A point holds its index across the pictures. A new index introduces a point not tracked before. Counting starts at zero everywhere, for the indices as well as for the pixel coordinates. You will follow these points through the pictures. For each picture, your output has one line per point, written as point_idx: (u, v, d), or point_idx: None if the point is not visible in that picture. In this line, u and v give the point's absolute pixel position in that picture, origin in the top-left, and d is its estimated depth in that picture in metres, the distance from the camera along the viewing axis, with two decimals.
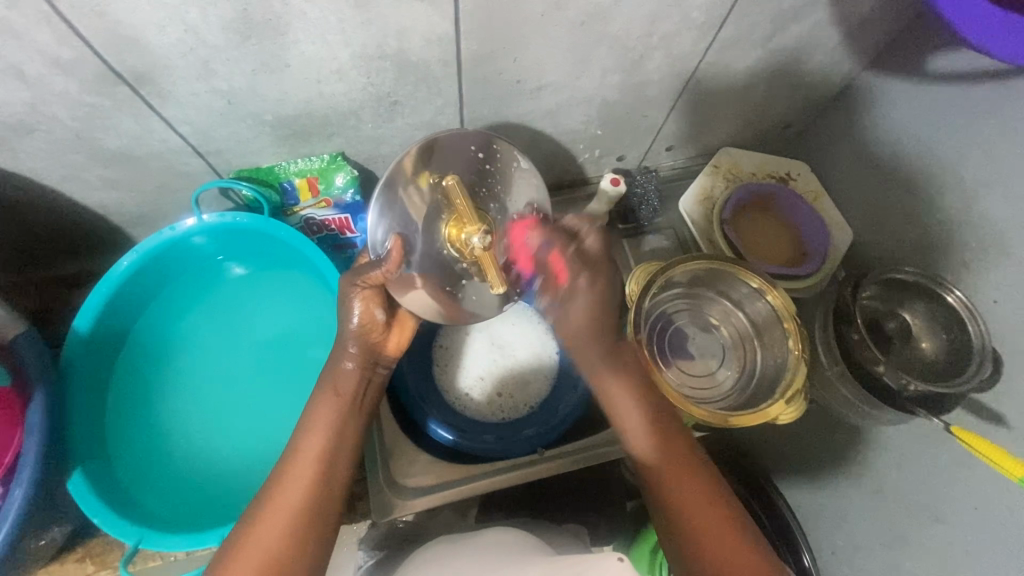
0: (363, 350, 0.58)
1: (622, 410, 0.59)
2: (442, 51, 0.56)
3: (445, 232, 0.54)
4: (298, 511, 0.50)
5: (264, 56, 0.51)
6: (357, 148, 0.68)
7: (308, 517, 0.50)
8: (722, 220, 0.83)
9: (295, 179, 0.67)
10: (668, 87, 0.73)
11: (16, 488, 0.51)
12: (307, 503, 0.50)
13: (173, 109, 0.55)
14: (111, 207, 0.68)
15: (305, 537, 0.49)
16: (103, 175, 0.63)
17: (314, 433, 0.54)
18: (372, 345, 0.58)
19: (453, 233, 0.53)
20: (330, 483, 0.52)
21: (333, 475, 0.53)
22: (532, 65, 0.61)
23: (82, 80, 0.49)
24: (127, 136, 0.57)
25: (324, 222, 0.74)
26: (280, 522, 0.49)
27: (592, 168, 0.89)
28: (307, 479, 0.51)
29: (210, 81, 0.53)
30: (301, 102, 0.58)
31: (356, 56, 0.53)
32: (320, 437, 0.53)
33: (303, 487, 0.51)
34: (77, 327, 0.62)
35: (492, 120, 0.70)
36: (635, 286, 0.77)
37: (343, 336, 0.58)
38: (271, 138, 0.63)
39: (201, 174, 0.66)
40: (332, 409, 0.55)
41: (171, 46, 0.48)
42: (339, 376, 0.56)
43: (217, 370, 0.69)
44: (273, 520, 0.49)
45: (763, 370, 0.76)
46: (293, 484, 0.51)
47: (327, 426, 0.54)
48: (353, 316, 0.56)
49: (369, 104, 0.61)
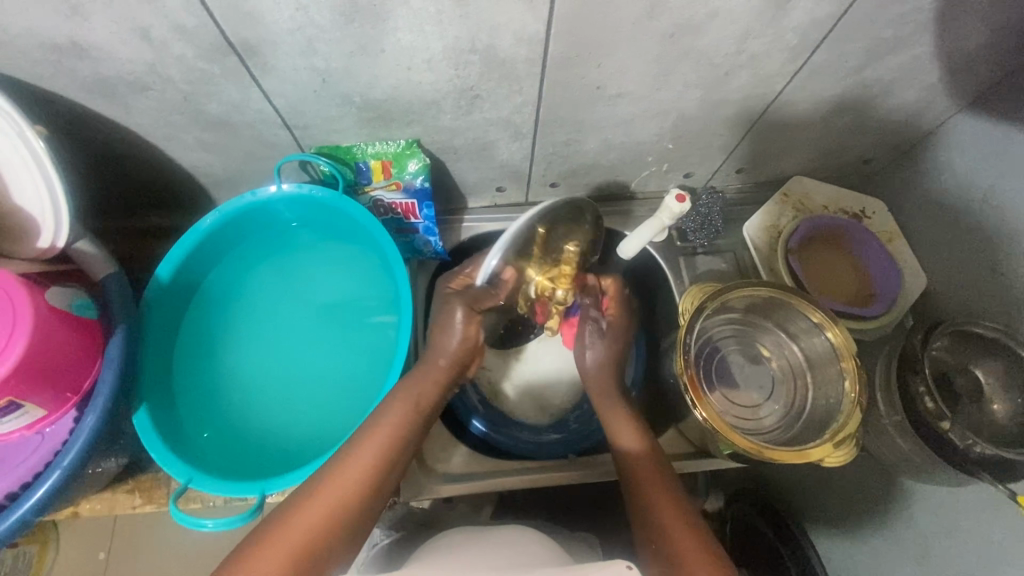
0: (451, 366, 0.65)
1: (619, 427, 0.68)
2: (530, 50, 0.57)
3: (535, 276, 0.65)
4: (343, 502, 0.51)
5: (363, 40, 0.54)
6: (432, 138, 0.70)
7: (351, 514, 0.51)
8: (788, 248, 0.81)
9: (371, 160, 0.71)
10: (747, 109, 0.72)
11: (90, 415, 0.55)
12: (350, 500, 0.52)
13: (273, 83, 0.59)
14: (202, 168, 0.73)
15: (342, 530, 0.50)
16: (199, 138, 0.67)
17: (377, 434, 0.57)
18: (460, 364, 0.66)
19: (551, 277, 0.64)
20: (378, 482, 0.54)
21: (382, 485, 0.55)
22: (615, 72, 0.62)
23: (198, 47, 0.53)
24: (227, 102, 0.61)
25: (392, 206, 0.77)
26: (320, 516, 0.50)
27: (657, 183, 0.88)
28: (364, 473, 0.54)
29: (310, 59, 0.56)
30: (388, 88, 0.61)
31: (447, 48, 0.55)
32: (386, 437, 0.57)
33: (360, 479, 0.53)
34: (159, 275, 0.66)
35: (565, 124, 0.70)
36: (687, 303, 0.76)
37: (435, 352, 0.65)
38: (355, 119, 0.66)
39: (284, 147, 0.70)
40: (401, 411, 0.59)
41: (282, 22, 0.51)
42: (422, 393, 0.61)
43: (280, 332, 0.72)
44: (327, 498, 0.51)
45: (813, 409, 0.73)
46: (355, 466, 0.54)
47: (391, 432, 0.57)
48: (457, 335, 0.64)
49: (452, 96, 0.63)
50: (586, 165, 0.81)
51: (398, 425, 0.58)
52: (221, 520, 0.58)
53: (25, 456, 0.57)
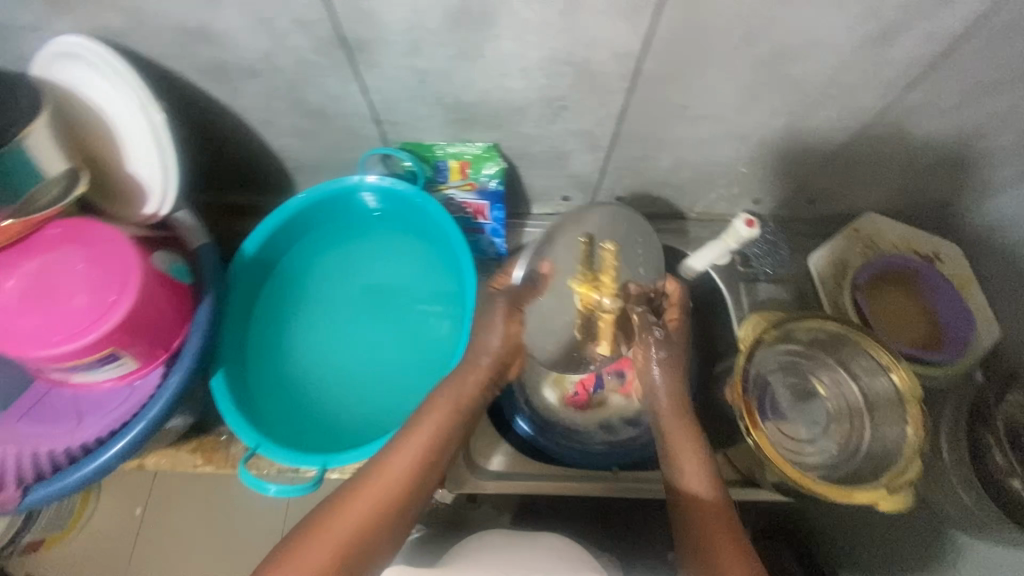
0: (493, 365, 0.59)
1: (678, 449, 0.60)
2: (624, 66, 0.58)
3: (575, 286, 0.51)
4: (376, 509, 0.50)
5: (467, 45, 0.56)
6: (512, 143, 0.72)
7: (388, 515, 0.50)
8: (856, 284, 0.81)
9: (450, 160, 0.74)
10: (828, 140, 0.72)
11: (176, 373, 0.59)
12: (386, 503, 0.51)
13: (373, 78, 0.62)
14: (291, 153, 0.77)
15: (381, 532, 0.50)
16: (294, 124, 0.71)
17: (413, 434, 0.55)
18: (502, 365, 0.60)
19: (583, 291, 0.50)
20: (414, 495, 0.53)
21: (414, 493, 0.53)
22: (703, 93, 0.62)
23: (313, 40, 0.57)
24: (328, 94, 0.65)
25: (463, 205, 0.78)
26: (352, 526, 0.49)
27: (723, 207, 0.88)
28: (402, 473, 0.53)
29: (413, 58, 0.58)
30: (480, 91, 0.63)
31: (545, 58, 0.57)
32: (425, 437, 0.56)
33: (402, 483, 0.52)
34: (245, 249, 0.70)
35: (644, 140, 0.71)
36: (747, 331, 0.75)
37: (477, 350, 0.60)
38: (442, 119, 0.68)
39: (370, 139, 0.73)
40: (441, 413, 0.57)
41: (395, 23, 0.54)
42: (464, 392, 0.59)
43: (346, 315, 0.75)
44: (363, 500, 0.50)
45: (870, 450, 0.71)
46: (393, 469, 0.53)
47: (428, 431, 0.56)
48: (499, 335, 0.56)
49: (539, 104, 0.65)
50: (656, 182, 0.81)
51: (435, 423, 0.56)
52: (283, 487, 0.62)
53: (111, 407, 0.59)
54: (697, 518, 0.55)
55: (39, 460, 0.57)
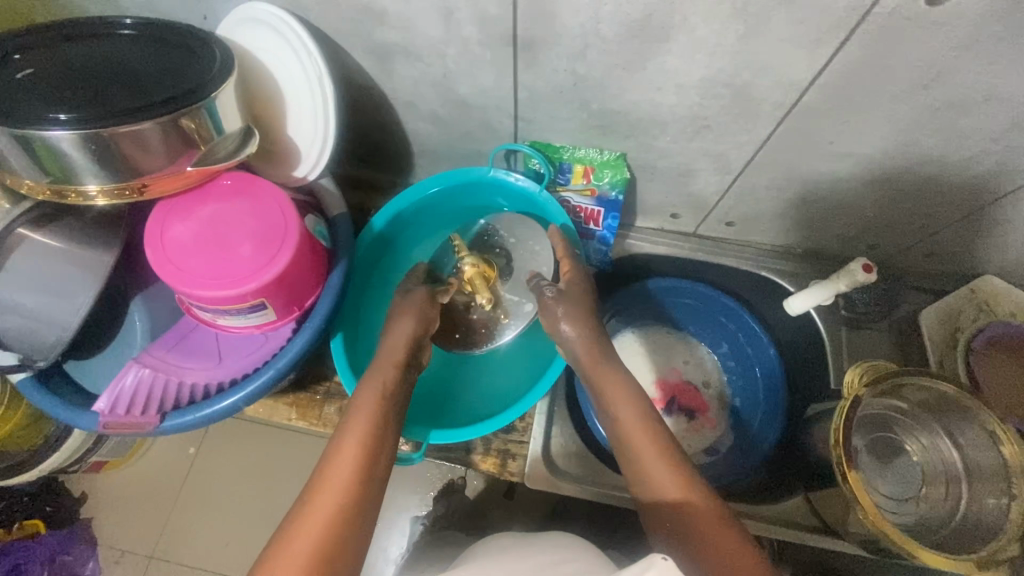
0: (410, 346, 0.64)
1: (638, 444, 0.56)
2: (784, 95, 0.58)
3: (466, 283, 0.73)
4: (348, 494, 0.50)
5: (634, 56, 0.57)
6: (641, 155, 0.73)
7: (356, 495, 0.50)
8: (971, 346, 0.77)
9: (574, 163, 0.75)
10: (970, 195, 0.70)
11: (306, 329, 0.63)
12: (350, 485, 0.51)
13: (528, 77, 0.64)
14: (421, 137, 0.80)
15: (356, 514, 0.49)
16: (435, 111, 0.74)
17: (356, 419, 0.56)
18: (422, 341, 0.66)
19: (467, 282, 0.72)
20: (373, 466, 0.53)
21: (376, 469, 0.53)
22: (855, 131, 0.62)
23: (484, 34, 0.59)
24: (478, 85, 0.67)
25: (576, 209, 0.80)
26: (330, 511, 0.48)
27: (832, 247, 0.86)
28: (353, 453, 0.53)
29: (575, 63, 0.60)
30: (629, 102, 0.64)
31: (706, 78, 0.58)
32: (366, 415, 0.56)
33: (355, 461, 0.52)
34: (374, 223, 0.73)
35: (775, 169, 0.71)
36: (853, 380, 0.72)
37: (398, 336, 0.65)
38: (580, 124, 0.70)
39: (502, 134, 0.76)
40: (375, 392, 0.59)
41: (571, 27, 0.56)
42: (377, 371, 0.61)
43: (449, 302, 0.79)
44: (327, 493, 0.49)
45: (965, 517, 0.69)
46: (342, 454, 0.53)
47: (368, 411, 0.57)
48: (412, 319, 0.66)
49: (683, 121, 0.65)
50: (771, 213, 0.81)
51: (371, 405, 0.57)
52: None
53: (245, 352, 0.64)
54: (684, 526, 0.50)
55: (182, 391, 0.61)
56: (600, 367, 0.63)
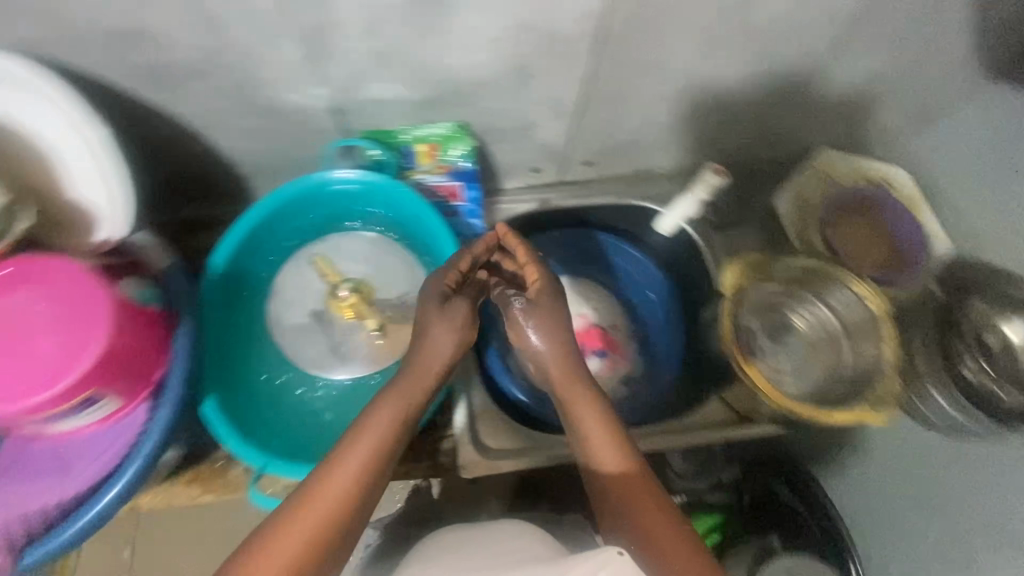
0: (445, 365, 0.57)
1: (580, 415, 0.55)
2: (588, 26, 0.57)
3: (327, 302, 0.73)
4: (342, 504, 0.46)
5: (427, 19, 0.53)
6: (479, 118, 0.70)
7: (330, 534, 0.44)
8: (821, 220, 0.87)
9: (416, 145, 0.71)
10: (788, 82, 0.74)
11: (164, 405, 0.56)
12: (335, 516, 0.45)
13: (329, 66, 0.58)
14: (243, 156, 0.72)
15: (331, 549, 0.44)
16: (245, 125, 0.66)
17: (356, 445, 0.49)
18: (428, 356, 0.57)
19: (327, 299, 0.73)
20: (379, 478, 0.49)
21: (370, 494, 0.48)
22: (667, 46, 0.62)
23: (258, 29, 0.53)
24: (280, 87, 0.61)
25: (436, 189, 0.76)
26: (314, 524, 0.44)
27: (689, 160, 0.89)
28: (341, 486, 0.47)
29: (370, 40, 0.55)
30: (443, 68, 0.60)
31: (508, 26, 0.55)
32: (367, 442, 0.50)
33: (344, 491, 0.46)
34: (213, 264, 0.66)
35: (610, 101, 0.71)
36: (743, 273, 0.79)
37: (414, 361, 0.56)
38: (405, 102, 0.65)
39: (330, 132, 0.70)
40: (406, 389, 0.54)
41: (348, 2, 0.50)
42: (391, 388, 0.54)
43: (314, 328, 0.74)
44: (305, 525, 0.44)
45: (848, 369, 0.77)
46: (331, 484, 0.47)
47: (376, 431, 0.51)
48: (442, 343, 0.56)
49: (505, 75, 0.63)
50: (623, 143, 0.81)
51: (383, 423, 0.51)
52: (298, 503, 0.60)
53: (100, 451, 0.56)
54: (626, 498, 0.51)
55: (42, 514, 0.55)
56: (567, 384, 0.57)
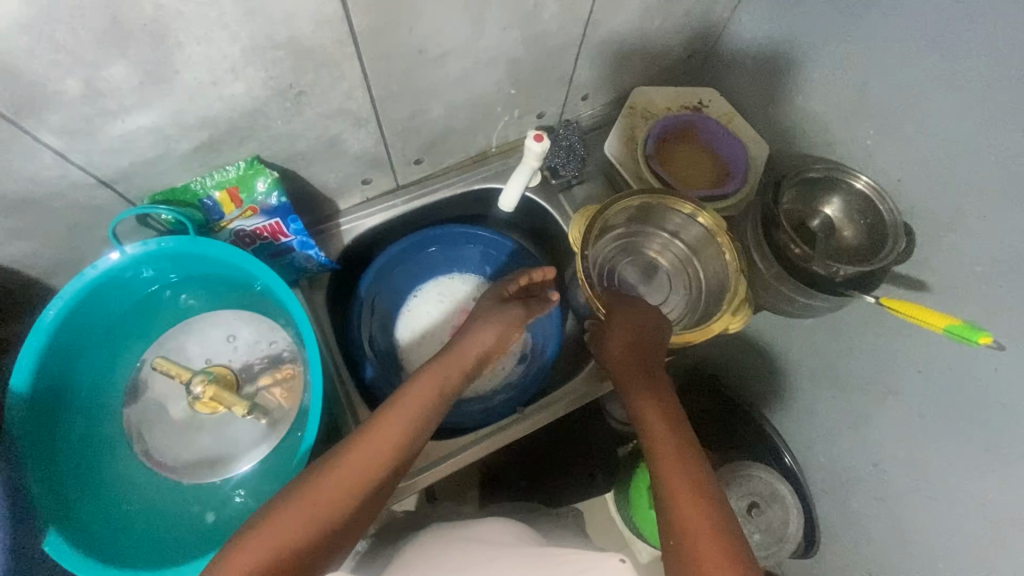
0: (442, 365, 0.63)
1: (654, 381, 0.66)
2: (335, 31, 0.55)
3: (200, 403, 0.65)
4: (356, 481, 0.53)
5: (151, 66, 0.49)
6: (273, 149, 0.67)
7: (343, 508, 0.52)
8: (647, 155, 0.88)
9: (215, 192, 0.66)
10: (570, 35, 0.75)
11: None
12: (348, 493, 0.53)
13: (65, 141, 0.53)
14: (23, 259, 0.64)
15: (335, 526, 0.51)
16: (4, 226, 0.59)
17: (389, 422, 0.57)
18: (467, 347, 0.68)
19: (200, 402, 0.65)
20: (370, 483, 0.54)
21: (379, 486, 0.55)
22: (430, 31, 0.61)
23: None
24: (21, 177, 0.54)
25: (256, 232, 0.72)
26: (312, 507, 0.51)
27: (515, 131, 0.90)
28: (362, 466, 0.54)
29: (97, 102, 0.50)
30: (201, 110, 0.56)
31: (246, 51, 0.52)
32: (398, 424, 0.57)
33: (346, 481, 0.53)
34: (14, 388, 0.59)
35: (403, 97, 0.69)
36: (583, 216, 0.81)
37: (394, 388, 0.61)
38: (180, 154, 0.61)
39: (112, 207, 0.64)
40: (424, 391, 0.60)
41: (45, 69, 0.45)
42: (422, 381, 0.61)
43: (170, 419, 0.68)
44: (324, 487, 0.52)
45: (708, 287, 0.81)
46: (351, 464, 0.54)
47: (408, 414, 0.58)
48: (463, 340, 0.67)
49: (274, 100, 0.60)
50: (441, 134, 0.80)
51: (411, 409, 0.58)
52: None
53: None
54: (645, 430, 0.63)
55: None
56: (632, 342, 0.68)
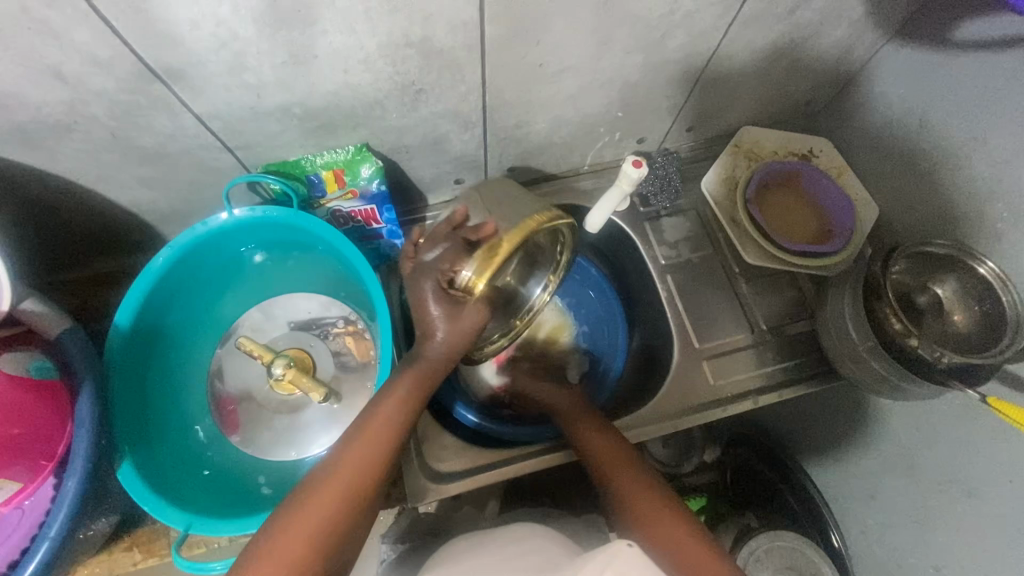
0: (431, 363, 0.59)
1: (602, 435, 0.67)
2: (466, 36, 0.56)
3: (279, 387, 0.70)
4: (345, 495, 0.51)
5: (293, 48, 0.51)
6: (382, 139, 0.69)
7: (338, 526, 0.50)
8: (747, 200, 0.82)
9: (322, 171, 0.68)
10: (690, 66, 0.73)
11: (69, 480, 0.53)
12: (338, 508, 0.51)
13: (205, 107, 0.56)
14: (144, 206, 0.69)
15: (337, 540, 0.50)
16: (137, 174, 0.64)
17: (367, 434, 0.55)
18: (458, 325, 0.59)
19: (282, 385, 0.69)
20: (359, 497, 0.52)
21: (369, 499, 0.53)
22: (555, 47, 0.61)
23: (117, 78, 0.50)
24: (160, 133, 0.58)
25: (351, 215, 0.74)
26: (300, 536, 0.48)
27: (612, 153, 0.88)
28: (347, 480, 0.52)
29: (240, 76, 0.53)
30: (327, 94, 0.59)
31: (381, 45, 0.54)
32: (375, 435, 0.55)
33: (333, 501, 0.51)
34: (117, 323, 0.63)
35: (513, 106, 0.70)
36: (536, 227, 0.56)
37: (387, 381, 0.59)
38: (298, 131, 0.63)
39: (229, 170, 0.67)
40: (395, 408, 0.57)
41: (203, 41, 0.49)
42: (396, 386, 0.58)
43: (245, 384, 0.72)
44: (314, 506, 0.50)
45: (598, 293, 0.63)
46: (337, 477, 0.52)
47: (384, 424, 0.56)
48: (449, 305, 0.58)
49: (394, 93, 0.61)
50: (540, 145, 0.80)
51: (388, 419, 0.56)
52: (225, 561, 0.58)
53: (11, 530, 0.56)
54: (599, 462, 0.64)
55: None
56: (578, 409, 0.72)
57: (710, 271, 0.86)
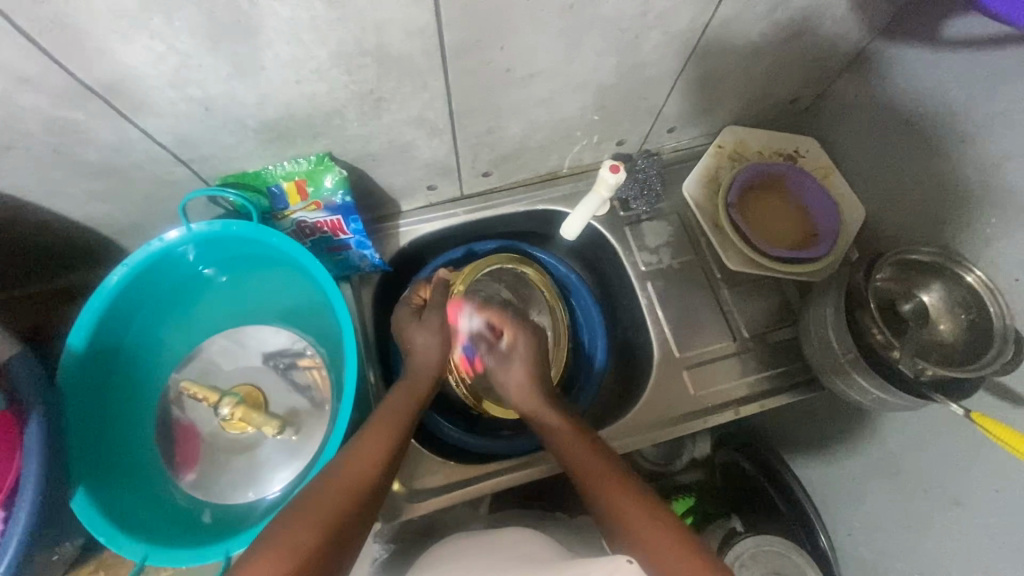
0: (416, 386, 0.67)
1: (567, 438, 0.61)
2: (424, 43, 0.53)
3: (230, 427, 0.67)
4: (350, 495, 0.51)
5: (238, 60, 0.49)
6: (345, 148, 0.66)
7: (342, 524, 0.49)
8: (727, 204, 0.81)
9: (283, 182, 0.66)
10: (667, 67, 0.70)
11: (19, 512, 0.51)
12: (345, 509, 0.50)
13: (151, 121, 0.53)
14: (100, 220, 0.67)
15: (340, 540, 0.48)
16: (87, 188, 0.61)
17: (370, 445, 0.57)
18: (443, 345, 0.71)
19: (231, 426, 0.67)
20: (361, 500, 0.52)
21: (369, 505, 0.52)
22: (522, 52, 0.58)
23: (51, 95, 0.48)
24: (107, 147, 0.56)
25: (317, 225, 0.72)
26: (306, 526, 0.47)
27: (592, 155, 0.85)
28: (350, 487, 0.52)
29: (184, 89, 0.50)
30: (281, 104, 0.56)
31: (333, 55, 0.51)
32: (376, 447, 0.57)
33: (339, 502, 0.50)
34: (71, 345, 0.61)
35: (483, 112, 0.67)
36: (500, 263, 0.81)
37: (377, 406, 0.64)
38: (256, 142, 0.61)
39: (186, 183, 0.65)
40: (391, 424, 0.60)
41: (140, 56, 0.46)
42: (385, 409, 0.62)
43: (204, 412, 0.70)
44: (319, 507, 0.49)
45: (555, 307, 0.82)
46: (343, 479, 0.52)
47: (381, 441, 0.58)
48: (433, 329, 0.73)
49: (353, 102, 0.58)
50: (515, 150, 0.77)
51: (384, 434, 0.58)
52: None
53: None
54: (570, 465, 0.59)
55: None
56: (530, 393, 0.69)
57: (691, 276, 0.84)
